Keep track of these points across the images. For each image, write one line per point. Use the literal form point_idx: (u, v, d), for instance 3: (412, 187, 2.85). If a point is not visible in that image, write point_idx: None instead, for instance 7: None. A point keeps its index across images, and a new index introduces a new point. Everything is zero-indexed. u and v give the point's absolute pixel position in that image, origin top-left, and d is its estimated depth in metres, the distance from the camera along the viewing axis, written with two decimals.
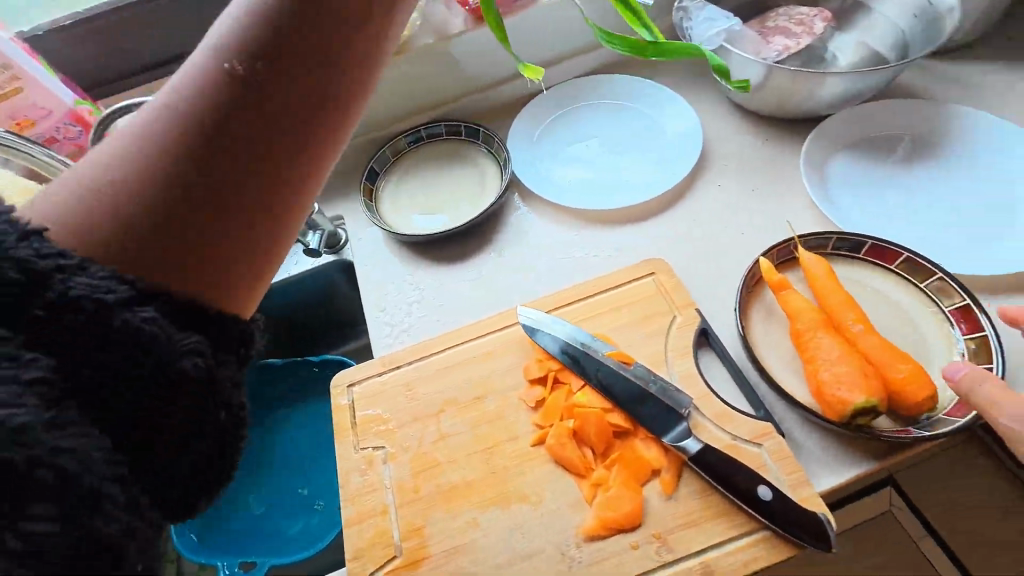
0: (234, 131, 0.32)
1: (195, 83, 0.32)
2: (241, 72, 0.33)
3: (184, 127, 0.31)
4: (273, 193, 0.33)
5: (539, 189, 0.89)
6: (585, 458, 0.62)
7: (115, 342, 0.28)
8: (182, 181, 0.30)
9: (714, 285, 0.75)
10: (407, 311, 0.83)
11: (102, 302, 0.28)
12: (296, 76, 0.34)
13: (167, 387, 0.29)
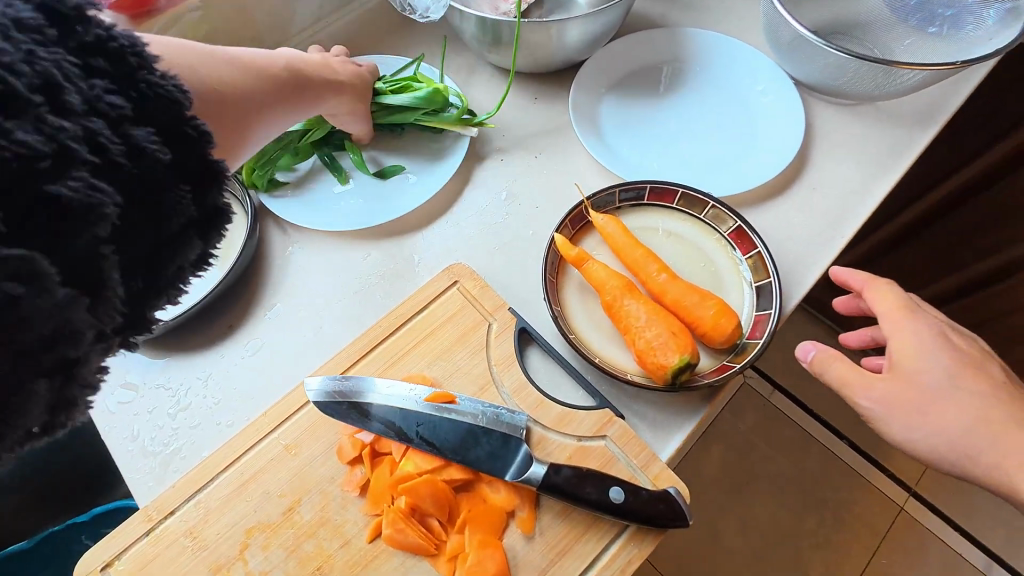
0: (276, 92, 0.56)
1: (271, 65, 0.57)
2: (294, 83, 0.59)
3: (242, 72, 0.53)
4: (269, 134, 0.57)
5: (305, 219, 0.74)
6: (433, 532, 0.52)
7: (210, 174, 0.40)
8: (241, 106, 0.52)
9: (523, 273, 0.69)
10: (175, 426, 0.63)
11: (209, 152, 0.40)
12: (315, 101, 0.63)
13: (205, 224, 0.41)
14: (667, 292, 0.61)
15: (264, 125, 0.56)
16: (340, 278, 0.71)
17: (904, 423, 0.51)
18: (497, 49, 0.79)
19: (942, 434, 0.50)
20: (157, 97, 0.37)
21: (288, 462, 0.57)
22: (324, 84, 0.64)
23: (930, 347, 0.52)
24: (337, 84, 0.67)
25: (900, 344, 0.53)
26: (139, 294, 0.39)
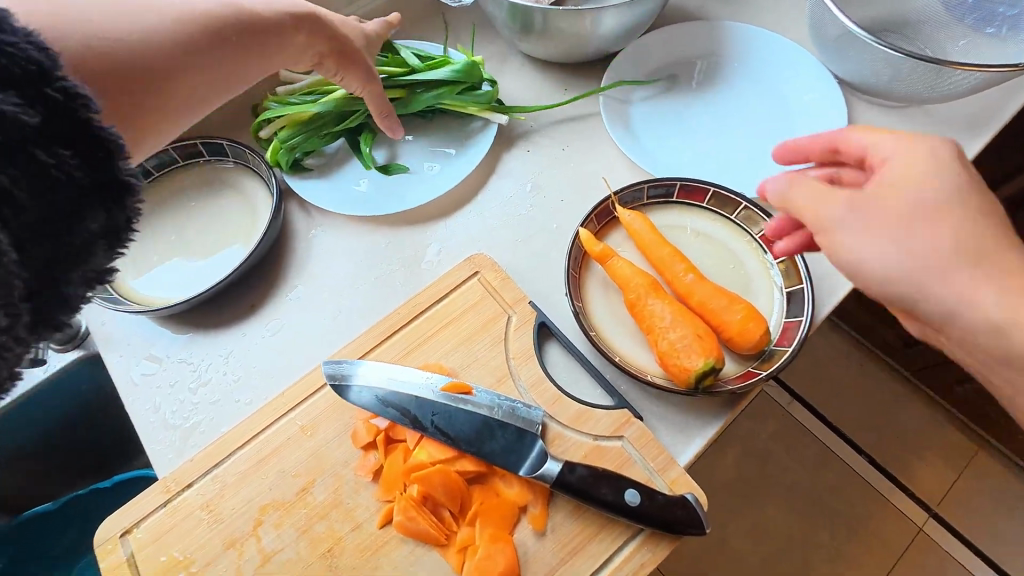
0: (206, 41, 0.47)
1: (207, 4, 0.48)
2: (236, 34, 0.50)
3: (169, 13, 0.45)
4: (203, 93, 0.48)
5: (330, 203, 0.74)
6: (443, 522, 0.52)
7: (95, 140, 0.35)
8: (154, 63, 0.44)
9: (545, 267, 0.68)
10: (195, 401, 0.64)
11: (93, 112, 0.34)
12: (263, 51, 0.53)
13: (106, 197, 0.36)
14: (692, 294, 0.60)
15: (201, 81, 0.47)
16: (361, 263, 0.71)
17: (862, 233, 0.45)
18: (529, 37, 0.77)
19: (919, 249, 0.43)
20: (4, 54, 0.31)
21: (304, 443, 0.58)
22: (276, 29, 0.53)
23: (932, 173, 0.44)
24: (310, 27, 0.57)
25: (903, 167, 0.45)
26: (47, 280, 0.35)
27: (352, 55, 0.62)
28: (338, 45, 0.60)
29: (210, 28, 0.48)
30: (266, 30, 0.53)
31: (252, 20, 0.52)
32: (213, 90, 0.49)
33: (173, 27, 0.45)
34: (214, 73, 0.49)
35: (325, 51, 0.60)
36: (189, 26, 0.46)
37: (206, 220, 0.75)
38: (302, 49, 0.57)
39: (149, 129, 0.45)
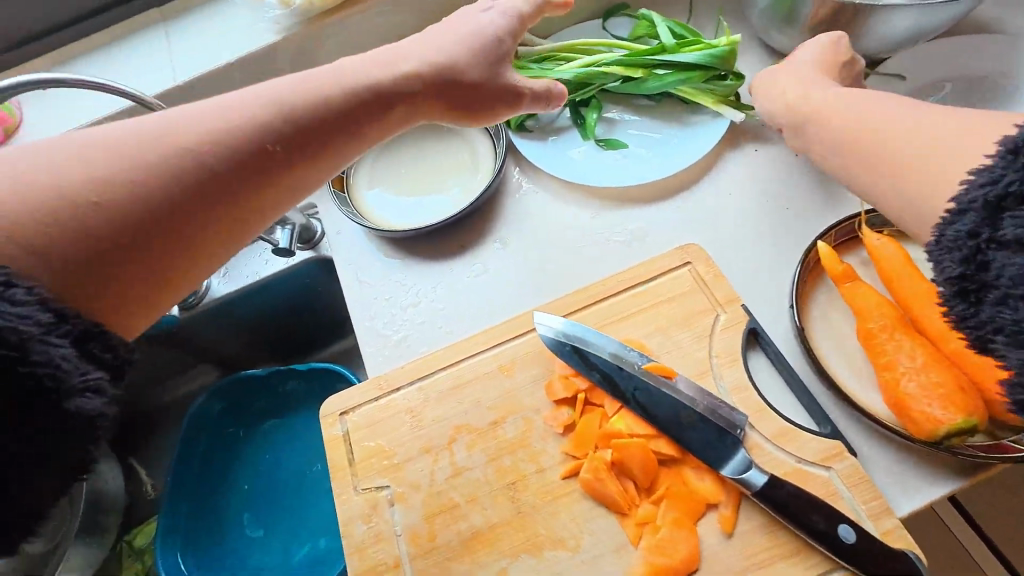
0: (230, 173, 0.38)
1: (249, 109, 0.39)
2: (271, 152, 0.40)
3: (177, 147, 0.37)
4: (227, 232, 0.40)
5: (548, 165, 0.77)
6: (628, 493, 0.53)
7: (23, 368, 0.30)
8: (156, 215, 0.36)
9: (761, 273, 0.65)
10: (404, 318, 0.72)
11: (27, 332, 0.30)
12: (311, 160, 0.42)
13: (55, 419, 0.31)
14: (946, 343, 0.53)
15: (222, 217, 0.39)
16: (569, 229, 0.74)
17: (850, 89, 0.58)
18: (788, 29, 0.73)
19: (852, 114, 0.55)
20: None
21: (502, 380, 0.62)
22: (332, 128, 0.43)
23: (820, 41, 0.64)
24: (396, 92, 0.47)
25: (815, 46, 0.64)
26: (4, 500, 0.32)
27: (476, 88, 0.52)
28: (450, 80, 0.50)
29: (243, 148, 0.39)
30: (345, 111, 0.43)
31: (310, 105, 0.42)
32: (257, 216, 0.41)
33: (203, 158, 0.37)
34: (252, 201, 0.40)
35: (433, 96, 0.50)
36: (220, 156, 0.38)
37: (433, 162, 0.82)
38: (388, 113, 0.47)
39: (157, 290, 0.38)
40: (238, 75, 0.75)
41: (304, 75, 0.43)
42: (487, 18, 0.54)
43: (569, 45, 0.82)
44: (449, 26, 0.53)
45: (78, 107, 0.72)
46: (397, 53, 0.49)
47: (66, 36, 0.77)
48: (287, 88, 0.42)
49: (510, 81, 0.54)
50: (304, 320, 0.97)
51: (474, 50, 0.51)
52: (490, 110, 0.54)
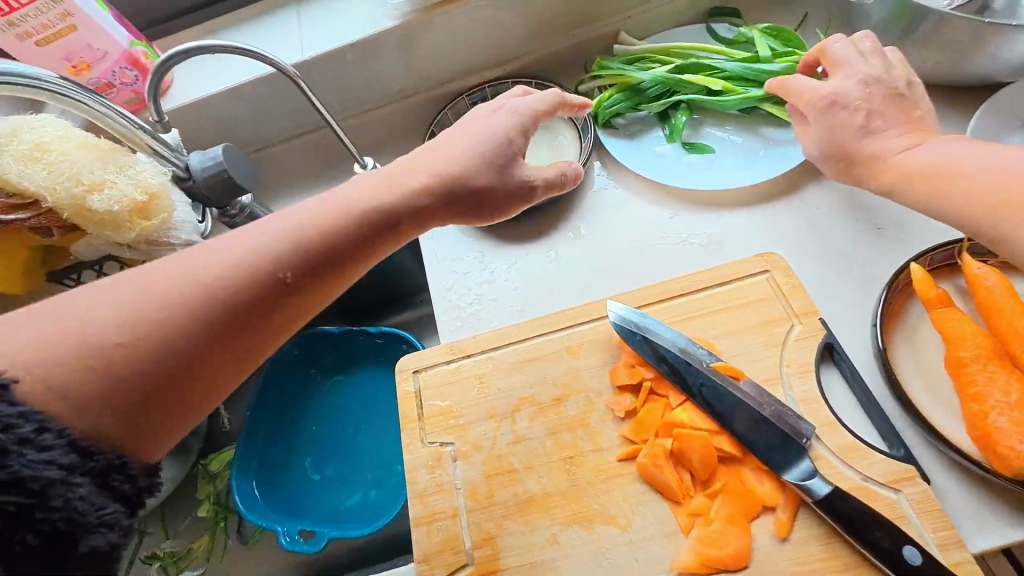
0: (249, 304, 0.40)
1: (260, 242, 0.41)
2: (289, 278, 0.41)
3: (197, 284, 0.38)
4: (246, 355, 0.40)
5: (631, 161, 0.79)
6: (683, 483, 0.55)
7: (39, 515, 0.30)
8: (177, 352, 0.37)
9: (843, 290, 0.64)
10: (478, 293, 0.76)
11: (47, 479, 0.30)
12: (326, 281, 0.44)
13: (66, 561, 0.30)
14: None
15: (238, 343, 0.40)
16: (646, 226, 0.75)
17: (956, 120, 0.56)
18: (901, 45, 0.71)
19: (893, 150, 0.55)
20: None
21: (568, 361, 0.65)
22: (346, 249, 0.44)
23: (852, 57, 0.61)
24: (404, 210, 0.48)
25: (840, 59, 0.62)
26: None
27: (485, 193, 0.52)
28: (461, 187, 0.50)
29: (255, 280, 0.40)
30: (360, 230, 0.45)
31: (319, 230, 0.43)
32: (274, 336, 0.42)
33: (217, 293, 0.39)
34: (266, 329, 0.41)
35: (443, 203, 0.50)
36: (238, 290, 0.39)
37: None
38: (397, 229, 0.48)
39: (176, 419, 0.37)
40: (349, 57, 0.83)
41: (312, 203, 0.45)
42: (499, 119, 0.54)
43: (664, 49, 0.83)
44: (460, 132, 0.54)
45: (230, 69, 0.84)
46: (404, 169, 0.50)
47: (215, 13, 0.88)
48: (294, 217, 0.43)
49: (521, 179, 0.54)
50: (379, 287, 1.04)
51: (484, 155, 0.52)
52: (500, 209, 0.54)
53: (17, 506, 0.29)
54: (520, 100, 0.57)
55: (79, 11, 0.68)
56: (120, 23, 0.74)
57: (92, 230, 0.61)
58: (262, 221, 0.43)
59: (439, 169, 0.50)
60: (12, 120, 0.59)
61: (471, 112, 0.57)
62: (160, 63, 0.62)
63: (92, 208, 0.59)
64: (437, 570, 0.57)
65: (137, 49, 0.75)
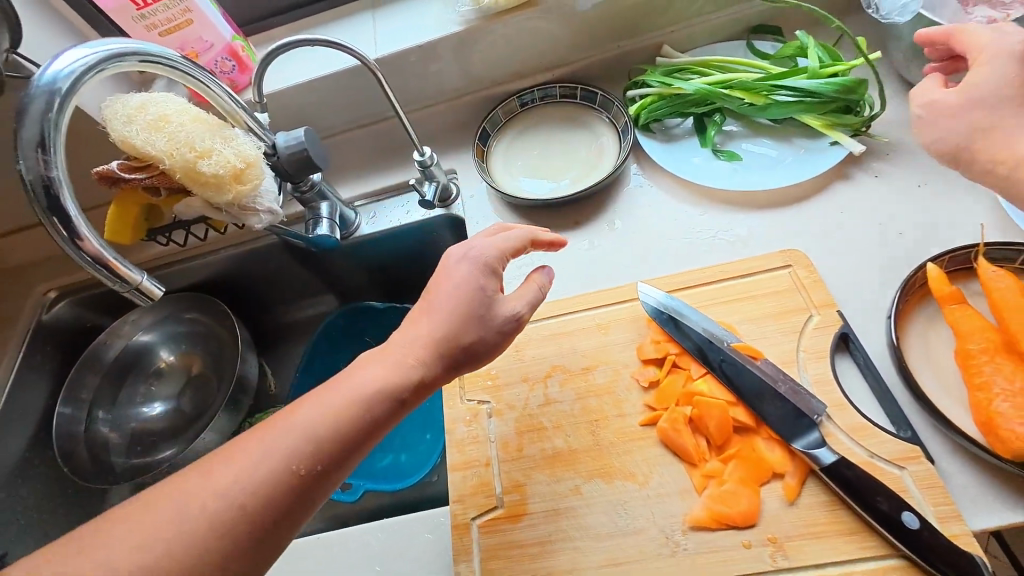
0: (269, 505, 0.47)
1: (271, 444, 0.49)
2: (302, 471, 0.49)
3: (224, 494, 0.46)
4: (268, 548, 0.47)
5: (665, 161, 0.85)
6: (699, 448, 0.60)
7: None
8: (206, 561, 0.44)
9: (863, 288, 0.68)
10: (517, 273, 0.83)
11: None
12: (335, 469, 0.50)
13: None
14: None
15: (259, 538, 0.47)
16: (678, 222, 0.81)
17: None
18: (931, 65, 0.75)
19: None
20: None
21: (599, 336, 0.71)
22: (350, 440, 0.51)
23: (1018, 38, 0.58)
24: (396, 388, 0.53)
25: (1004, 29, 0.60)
26: None
27: (474, 346, 0.57)
28: (449, 347, 0.56)
29: (268, 484, 0.47)
30: (362, 418, 0.51)
31: (321, 426, 0.50)
32: (291, 524, 0.49)
33: (233, 503, 0.46)
34: (285, 521, 0.48)
35: (438, 367, 0.56)
36: (259, 494, 0.47)
37: (561, 150, 0.94)
38: (398, 408, 0.54)
39: None
40: (413, 57, 0.93)
41: (315, 399, 0.52)
42: (461, 268, 0.58)
43: (707, 61, 0.89)
44: (433, 288, 0.59)
45: (310, 64, 0.95)
46: (398, 342, 0.56)
47: (299, 15, 1.00)
48: (298, 418, 0.51)
49: (507, 315, 0.58)
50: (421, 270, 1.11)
51: (463, 310, 0.56)
52: (494, 349, 0.58)
53: None
54: (483, 241, 0.61)
55: (198, 9, 0.80)
56: (226, 20, 0.86)
57: (195, 190, 0.71)
58: (271, 425, 0.51)
59: (427, 334, 0.56)
60: (138, 97, 0.70)
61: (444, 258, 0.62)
62: (264, 57, 0.72)
63: (201, 169, 0.68)
64: (470, 510, 0.62)
65: (236, 43, 0.87)
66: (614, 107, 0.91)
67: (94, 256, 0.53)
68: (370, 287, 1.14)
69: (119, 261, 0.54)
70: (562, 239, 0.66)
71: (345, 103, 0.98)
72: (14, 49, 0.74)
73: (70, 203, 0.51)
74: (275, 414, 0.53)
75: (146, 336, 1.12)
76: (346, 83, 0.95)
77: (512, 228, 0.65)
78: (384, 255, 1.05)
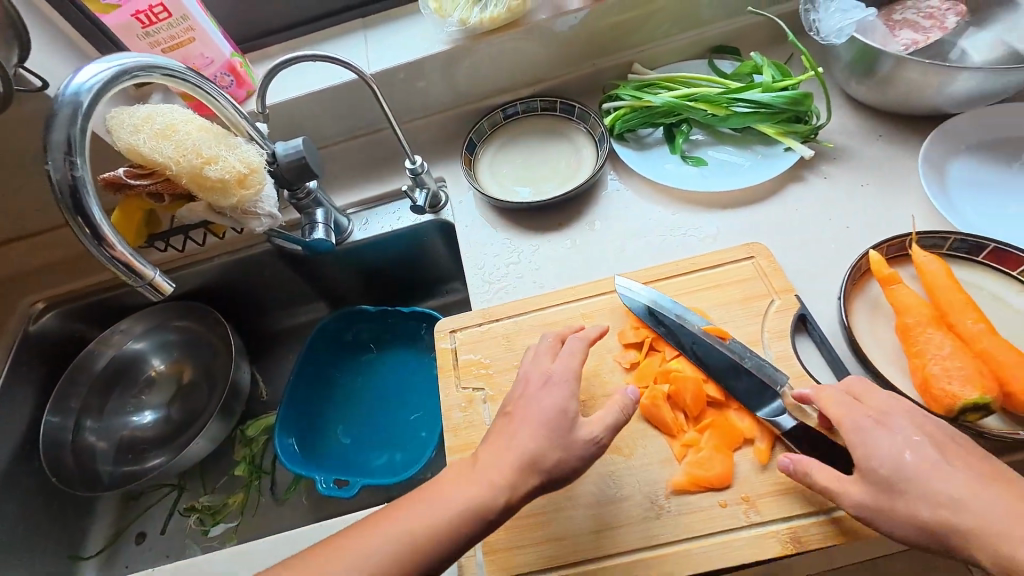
0: None
1: (368, 555, 0.51)
2: None
3: None
4: None
5: (638, 167, 0.93)
6: (678, 421, 0.66)
7: None
8: None
9: (817, 276, 0.76)
10: (505, 271, 0.89)
11: None
12: None
13: None
14: (978, 342, 0.62)
15: None
16: (653, 221, 0.89)
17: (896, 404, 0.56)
18: (866, 80, 0.86)
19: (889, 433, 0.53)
20: None
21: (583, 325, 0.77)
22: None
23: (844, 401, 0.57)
24: (479, 506, 0.53)
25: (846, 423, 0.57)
26: None
27: (557, 470, 0.55)
28: (534, 470, 0.55)
29: None
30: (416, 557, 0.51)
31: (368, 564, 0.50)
32: None
33: None
34: None
35: (525, 487, 0.55)
36: None
37: (543, 160, 1.01)
38: (486, 527, 0.54)
39: None
40: (402, 74, 0.99)
41: (406, 508, 0.54)
42: (545, 396, 0.59)
43: (674, 77, 0.98)
44: (517, 413, 0.59)
45: (303, 80, 1.00)
46: (475, 470, 0.56)
47: (290, 36, 1.05)
48: (390, 526, 0.53)
49: (586, 439, 0.56)
50: (412, 275, 1.15)
51: (546, 437, 0.56)
52: (577, 473, 0.56)
53: None
54: (554, 363, 0.63)
55: (200, 27, 0.84)
56: (224, 38, 0.91)
57: (200, 194, 0.74)
58: (368, 531, 0.53)
59: (515, 458, 0.55)
60: (143, 108, 0.74)
61: (527, 380, 0.62)
62: (269, 70, 0.77)
63: (207, 175, 0.72)
64: None
65: (235, 59, 0.91)
66: (591, 120, 0.99)
67: (114, 252, 0.56)
68: (362, 292, 1.17)
69: (136, 258, 0.58)
70: (606, 328, 0.68)
71: (339, 116, 1.04)
72: (21, 63, 0.77)
73: (93, 203, 0.55)
74: (351, 532, 0.53)
75: (138, 344, 1.13)
76: (340, 98, 1.00)
77: (565, 340, 0.66)
78: (377, 260, 1.10)
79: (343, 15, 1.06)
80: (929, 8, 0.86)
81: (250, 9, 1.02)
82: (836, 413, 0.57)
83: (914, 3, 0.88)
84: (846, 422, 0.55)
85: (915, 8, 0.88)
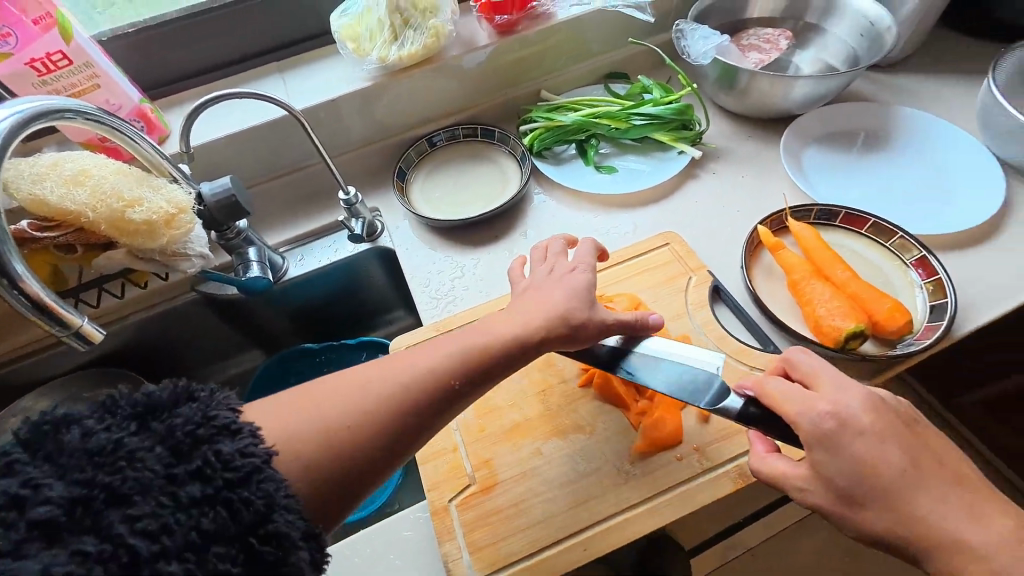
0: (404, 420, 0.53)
1: (436, 354, 0.57)
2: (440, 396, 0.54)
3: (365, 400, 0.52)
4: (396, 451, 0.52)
5: (559, 178, 1.03)
6: (630, 393, 0.71)
7: (247, 479, 0.43)
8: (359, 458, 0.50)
9: (721, 254, 0.89)
10: (450, 285, 0.93)
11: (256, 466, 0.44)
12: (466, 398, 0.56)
13: (240, 529, 0.41)
14: (848, 286, 0.77)
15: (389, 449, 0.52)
16: (579, 225, 0.98)
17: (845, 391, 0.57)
18: (730, 92, 1.03)
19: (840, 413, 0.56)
20: (245, 453, 0.44)
21: None
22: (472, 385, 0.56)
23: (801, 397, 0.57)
24: (495, 368, 0.58)
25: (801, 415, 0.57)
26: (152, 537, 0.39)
27: (574, 331, 0.62)
28: None
29: (402, 402, 0.53)
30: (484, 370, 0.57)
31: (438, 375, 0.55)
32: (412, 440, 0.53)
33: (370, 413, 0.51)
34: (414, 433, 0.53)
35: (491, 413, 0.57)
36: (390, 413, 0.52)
37: (472, 181, 1.07)
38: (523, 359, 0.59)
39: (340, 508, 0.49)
40: (327, 110, 1.02)
41: (452, 336, 0.60)
42: (566, 282, 0.65)
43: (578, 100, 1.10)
44: (543, 294, 0.64)
45: (220, 122, 0.99)
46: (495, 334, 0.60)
47: (203, 80, 1.05)
48: (454, 341, 0.58)
49: (599, 319, 0.63)
50: (352, 307, 1.14)
51: (545, 325, 0.60)
52: (586, 342, 0.63)
53: (228, 478, 0.42)
54: (566, 259, 0.70)
55: (105, 74, 0.82)
56: (131, 85, 0.88)
57: (123, 240, 0.72)
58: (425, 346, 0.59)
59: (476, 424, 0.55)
60: (47, 155, 0.70)
61: (546, 275, 0.68)
62: (191, 109, 0.77)
63: (130, 218, 0.70)
64: (445, 493, 0.67)
65: (144, 104, 0.88)
66: (511, 141, 1.08)
67: (36, 301, 0.52)
68: (302, 331, 1.14)
69: (57, 301, 0.54)
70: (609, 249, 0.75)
71: (261, 155, 1.03)
72: None
73: (13, 258, 0.51)
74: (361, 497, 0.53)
75: None
76: (262, 136, 1.00)
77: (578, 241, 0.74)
78: (315, 295, 1.08)
79: (258, 58, 1.07)
80: (766, 35, 1.07)
81: (157, 54, 1.00)
82: (791, 413, 0.57)
83: (754, 31, 1.09)
84: (799, 418, 0.56)
85: (756, 35, 1.09)
